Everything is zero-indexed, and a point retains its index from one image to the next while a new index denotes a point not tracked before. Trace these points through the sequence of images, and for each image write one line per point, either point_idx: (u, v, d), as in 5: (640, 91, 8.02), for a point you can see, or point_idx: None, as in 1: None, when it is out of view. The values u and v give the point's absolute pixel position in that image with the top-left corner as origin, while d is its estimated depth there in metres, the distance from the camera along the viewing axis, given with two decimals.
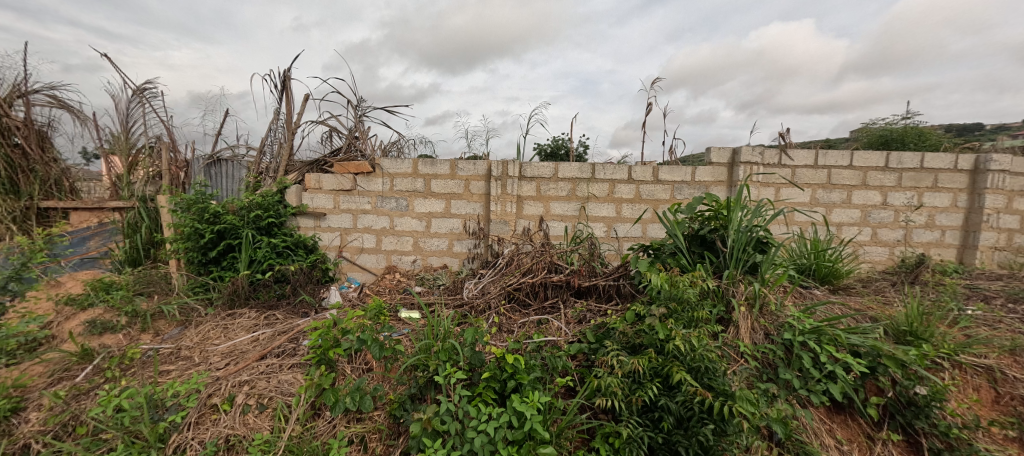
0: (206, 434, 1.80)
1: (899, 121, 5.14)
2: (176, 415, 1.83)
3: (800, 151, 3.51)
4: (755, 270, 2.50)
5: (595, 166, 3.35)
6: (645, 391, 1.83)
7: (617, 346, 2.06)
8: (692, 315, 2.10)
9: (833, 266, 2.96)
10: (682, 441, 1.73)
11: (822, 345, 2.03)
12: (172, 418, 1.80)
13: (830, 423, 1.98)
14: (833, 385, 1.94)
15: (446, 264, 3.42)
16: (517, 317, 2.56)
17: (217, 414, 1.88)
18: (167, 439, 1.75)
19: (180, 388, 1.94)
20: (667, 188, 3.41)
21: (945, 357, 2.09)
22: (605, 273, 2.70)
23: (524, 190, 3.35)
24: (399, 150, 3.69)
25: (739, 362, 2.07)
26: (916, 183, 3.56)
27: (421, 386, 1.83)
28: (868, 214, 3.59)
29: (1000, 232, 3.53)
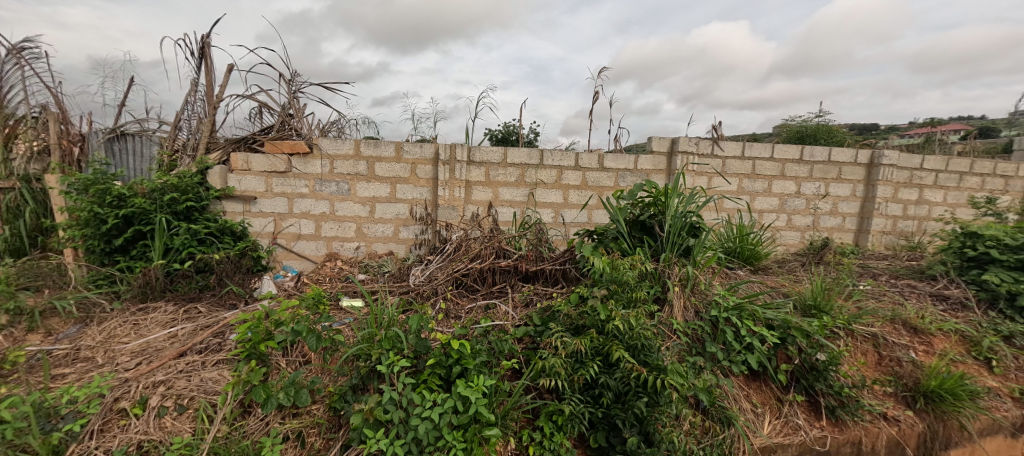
0: (114, 441, 1.65)
1: (815, 119, 5.69)
2: (73, 423, 1.64)
3: (730, 143, 3.78)
4: (689, 253, 2.67)
5: (544, 153, 3.39)
6: (587, 370, 1.94)
7: (561, 328, 2.14)
8: (631, 295, 2.23)
9: (755, 249, 3.27)
10: (620, 414, 1.87)
11: (742, 320, 2.24)
12: (67, 428, 1.61)
13: (747, 389, 2.19)
14: (750, 355, 2.16)
15: (391, 251, 3.33)
16: (466, 303, 2.56)
17: (127, 419, 1.72)
18: (62, 451, 1.58)
19: (78, 394, 1.73)
20: (611, 175, 3.54)
21: (841, 327, 2.39)
22: (552, 258, 2.78)
23: (472, 175, 3.32)
24: (339, 130, 3.50)
25: (672, 339, 2.22)
26: (824, 174, 3.97)
27: (363, 376, 1.78)
28: (785, 202, 3.96)
29: (888, 219, 4.06)
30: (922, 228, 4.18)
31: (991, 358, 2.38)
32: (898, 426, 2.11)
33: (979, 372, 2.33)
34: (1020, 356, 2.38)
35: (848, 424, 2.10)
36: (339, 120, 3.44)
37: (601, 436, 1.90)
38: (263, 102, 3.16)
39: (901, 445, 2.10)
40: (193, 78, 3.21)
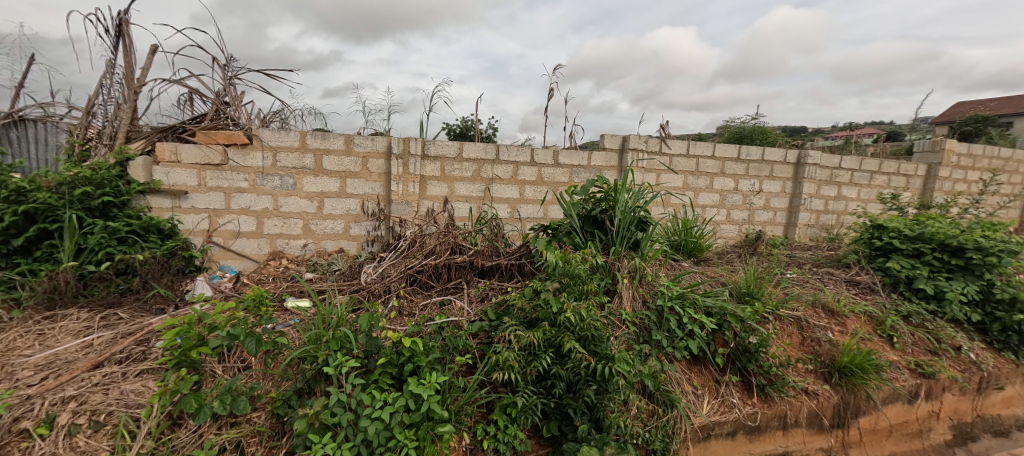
0: None
1: (751, 120, 6.12)
2: None
3: (676, 142, 3.98)
4: (637, 246, 2.81)
5: (499, 148, 3.41)
6: (540, 362, 1.99)
7: (515, 322, 2.18)
8: (582, 288, 2.32)
9: (698, 241, 3.48)
10: (572, 402, 1.94)
11: (684, 308, 2.40)
12: None
13: (689, 373, 2.34)
14: (691, 341, 2.31)
15: (341, 248, 3.23)
16: (420, 299, 2.53)
17: (29, 441, 1.57)
18: None
19: None
20: (566, 171, 3.63)
21: (771, 312, 2.61)
22: (508, 253, 2.82)
23: (427, 170, 3.28)
24: (282, 120, 3.33)
25: (621, 328, 2.32)
26: (759, 172, 4.28)
27: (309, 380, 1.72)
28: (725, 198, 4.23)
29: (812, 213, 4.46)
30: (840, 221, 4.62)
31: (892, 336, 2.69)
32: (818, 399, 2.34)
33: (883, 348, 2.62)
34: (916, 332, 2.70)
35: (775, 400, 2.30)
36: (282, 110, 3.28)
37: (553, 425, 1.97)
38: (194, 87, 2.94)
39: (819, 416, 2.33)
40: (110, 59, 2.93)
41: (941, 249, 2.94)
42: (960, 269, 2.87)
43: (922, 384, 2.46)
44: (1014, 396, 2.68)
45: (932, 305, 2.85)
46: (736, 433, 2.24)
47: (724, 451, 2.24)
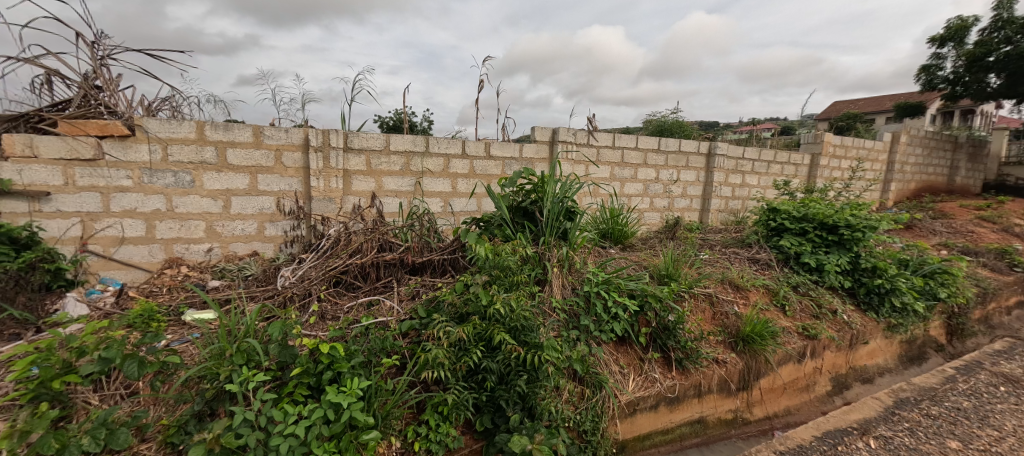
0: None
1: (671, 115, 6.59)
2: None
3: (603, 135, 4.13)
4: (567, 235, 2.89)
5: (429, 140, 3.32)
6: (470, 357, 1.97)
7: (445, 317, 2.14)
8: (513, 279, 2.35)
9: (624, 229, 3.67)
10: (503, 394, 1.95)
11: (609, 293, 2.52)
12: None
13: (616, 354, 2.46)
14: (617, 324, 2.42)
15: (254, 251, 2.95)
16: (346, 301, 2.39)
17: None
18: None
19: None
20: (498, 164, 3.64)
21: (686, 291, 2.82)
22: (441, 248, 2.77)
23: (351, 164, 3.09)
24: (174, 108, 2.95)
25: (551, 316, 2.37)
26: (676, 162, 4.59)
27: (209, 401, 1.55)
28: (648, 187, 4.48)
29: (721, 199, 4.89)
30: (745, 206, 5.11)
31: (785, 304, 3.03)
32: (726, 366, 2.57)
33: (777, 316, 2.95)
34: (803, 300, 3.08)
35: (691, 371, 2.49)
36: (173, 97, 2.90)
37: (486, 419, 1.97)
38: (52, 68, 2.51)
39: (727, 382, 2.57)
40: None
41: (821, 227, 3.39)
42: (835, 244, 3.33)
43: (808, 345, 2.80)
44: (877, 349, 3.14)
45: (814, 275, 3.27)
46: (658, 405, 2.39)
47: (648, 423, 2.38)
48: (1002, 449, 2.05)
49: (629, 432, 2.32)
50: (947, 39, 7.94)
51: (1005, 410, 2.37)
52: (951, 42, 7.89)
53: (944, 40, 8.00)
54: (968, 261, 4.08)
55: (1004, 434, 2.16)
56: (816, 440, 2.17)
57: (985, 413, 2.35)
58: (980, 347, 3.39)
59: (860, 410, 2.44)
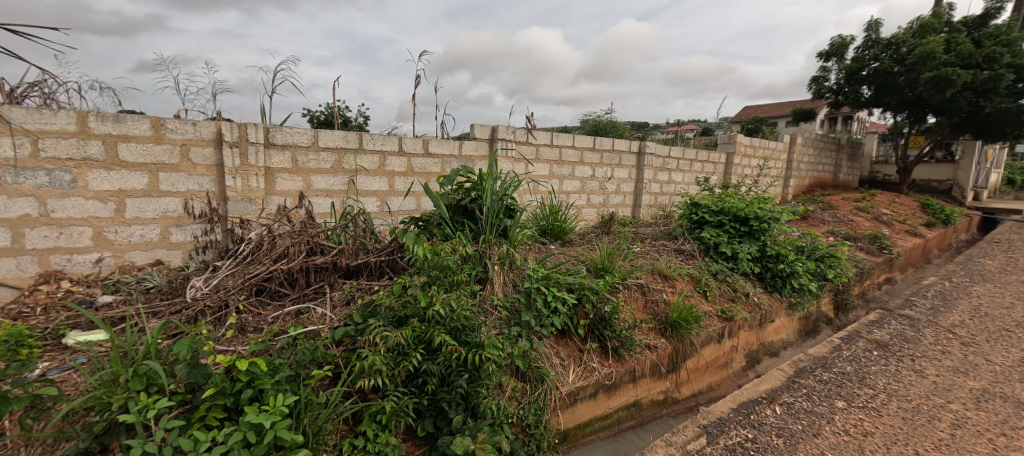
0: None
1: (605, 115, 6.86)
2: None
3: (541, 133, 4.17)
4: (507, 233, 2.89)
5: (362, 136, 3.16)
6: (410, 360, 1.90)
7: (383, 322, 2.04)
8: (452, 279, 2.32)
9: (563, 225, 3.74)
10: (445, 396, 1.90)
11: (549, 288, 2.56)
12: None
13: (557, 347, 2.50)
14: (556, 318, 2.46)
15: (158, 260, 2.63)
16: (271, 311, 2.20)
17: None
18: None
19: None
20: (436, 161, 3.56)
21: (620, 282, 2.94)
22: (378, 249, 2.64)
23: (273, 161, 2.85)
24: (46, 95, 2.54)
25: (492, 314, 2.36)
26: (611, 161, 4.77)
27: (100, 435, 1.35)
28: (585, 185, 4.61)
29: (651, 195, 5.17)
30: (672, 201, 5.44)
31: (706, 290, 3.26)
32: (657, 351, 2.71)
33: (701, 301, 3.17)
34: (721, 285, 3.34)
35: (626, 358, 2.59)
36: (46, 82, 2.50)
37: (428, 423, 1.91)
38: None
39: (658, 365, 2.71)
40: None
41: (735, 219, 3.74)
42: (747, 234, 3.68)
43: (727, 326, 3.02)
44: (781, 326, 3.47)
45: (731, 263, 3.57)
46: (597, 393, 2.46)
47: (588, 411, 2.45)
48: (876, 405, 2.38)
49: (570, 421, 2.36)
50: (830, 54, 8.99)
51: (879, 371, 2.73)
52: (834, 57, 8.93)
53: (828, 55, 9.04)
54: (850, 246, 4.67)
55: (878, 392, 2.50)
56: (732, 411, 2.34)
57: (864, 375, 2.69)
58: (859, 318, 3.88)
59: (768, 380, 2.64)
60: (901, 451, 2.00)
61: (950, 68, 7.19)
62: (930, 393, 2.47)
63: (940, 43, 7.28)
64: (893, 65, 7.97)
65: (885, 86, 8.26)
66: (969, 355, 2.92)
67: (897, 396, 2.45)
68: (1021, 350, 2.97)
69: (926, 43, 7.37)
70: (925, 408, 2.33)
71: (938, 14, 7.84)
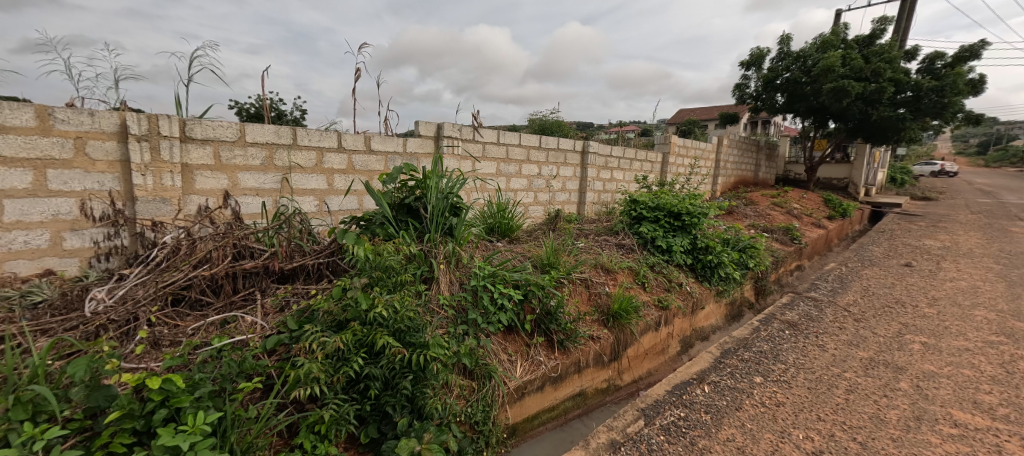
0: None
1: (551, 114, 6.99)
2: None
3: (488, 131, 4.16)
4: (453, 231, 2.85)
5: (296, 132, 2.97)
6: (351, 365, 1.82)
7: (320, 327, 1.93)
8: (396, 279, 2.25)
9: (510, 222, 3.75)
10: (389, 400, 1.84)
11: (496, 286, 2.56)
12: None
13: (505, 343, 2.50)
14: (503, 314, 2.46)
15: (49, 270, 2.31)
16: (191, 322, 2.00)
17: None
18: None
19: None
20: (379, 158, 3.44)
21: (565, 277, 3.01)
22: (315, 251, 2.50)
23: (192, 157, 2.60)
24: None
25: (438, 314, 2.32)
26: (556, 159, 4.85)
27: None
28: (531, 182, 4.65)
29: (595, 192, 5.33)
30: (614, 198, 5.65)
31: (645, 282, 3.42)
32: (600, 342, 2.80)
33: (640, 292, 3.32)
34: (658, 277, 3.52)
35: (571, 350, 2.65)
36: None
37: (372, 428, 1.84)
38: None
39: (602, 355, 2.80)
40: None
41: (669, 215, 4.00)
42: (680, 229, 3.94)
43: (663, 315, 3.19)
44: (711, 312, 3.72)
45: (666, 255, 3.77)
46: (544, 386, 2.50)
47: (535, 404, 2.48)
48: (787, 378, 2.61)
49: (518, 415, 2.38)
50: (750, 64, 9.76)
51: (789, 348, 3.01)
52: (753, 67, 9.71)
53: (749, 64, 9.81)
54: (767, 237, 5.11)
55: (789, 366, 2.75)
56: (666, 393, 2.48)
57: (777, 352, 2.95)
58: (776, 302, 4.25)
59: (698, 362, 2.82)
60: (806, 417, 2.22)
61: (846, 80, 8.07)
62: (829, 364, 2.76)
63: (838, 58, 8.15)
64: (801, 76, 8.82)
65: (795, 95, 9.13)
66: (860, 329, 3.30)
67: (804, 369, 2.71)
68: (899, 323, 3.40)
69: (827, 58, 8.23)
70: (825, 377, 2.60)
71: (837, 32, 8.75)
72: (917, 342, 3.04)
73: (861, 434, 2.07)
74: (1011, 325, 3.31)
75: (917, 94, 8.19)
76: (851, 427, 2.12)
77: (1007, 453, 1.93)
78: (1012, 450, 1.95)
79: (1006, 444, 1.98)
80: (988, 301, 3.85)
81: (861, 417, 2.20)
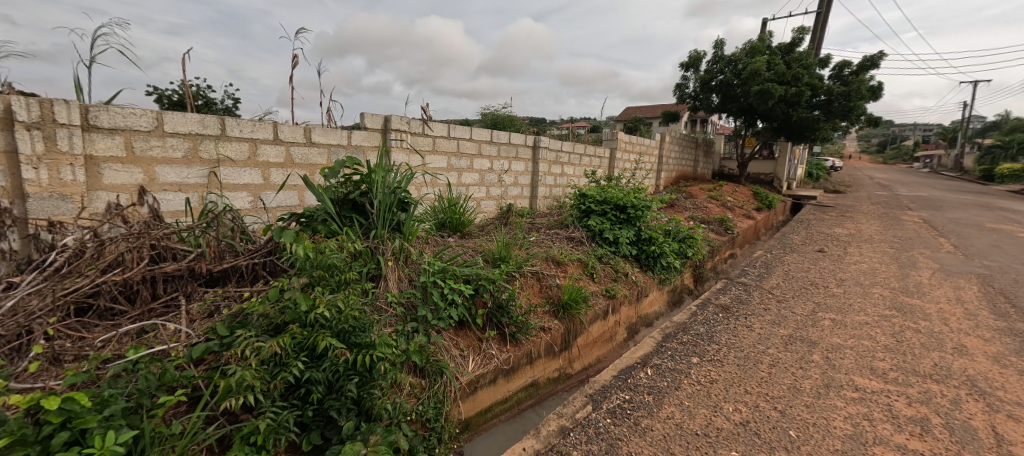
0: None
1: (503, 109, 6.98)
2: None
3: (438, 124, 4.07)
4: (401, 227, 2.76)
5: (225, 122, 2.74)
6: (290, 370, 1.71)
7: (255, 332, 1.80)
8: (340, 278, 2.15)
9: (462, 217, 3.71)
10: (334, 404, 1.75)
11: (446, 281, 2.52)
12: None
13: (456, 338, 2.47)
14: (453, 309, 2.42)
15: None
16: (99, 333, 1.80)
17: None
18: None
19: None
20: (321, 151, 3.27)
21: (516, 271, 3.02)
22: (250, 251, 2.33)
23: (98, 148, 2.33)
24: None
25: (386, 312, 2.25)
26: (508, 153, 4.85)
27: None
28: (483, 177, 4.62)
29: (546, 187, 5.40)
30: (565, 192, 5.75)
31: (593, 273, 3.51)
32: (551, 332, 2.84)
33: (588, 283, 3.40)
34: (606, 268, 3.63)
35: (523, 342, 2.68)
36: None
37: (315, 434, 1.75)
38: None
39: (553, 345, 2.84)
40: None
41: (616, 208, 4.14)
42: (626, 221, 4.09)
43: (610, 303, 3.30)
44: (655, 299, 3.89)
45: (613, 247, 3.90)
46: (496, 379, 2.50)
47: (488, 397, 2.48)
48: (720, 357, 2.79)
49: (471, 409, 2.37)
50: (689, 65, 10.28)
51: (722, 329, 3.22)
52: (692, 68, 10.23)
53: (687, 66, 10.34)
54: (704, 228, 5.43)
55: (722, 346, 2.94)
56: (613, 378, 2.57)
57: (712, 334, 3.15)
58: (712, 287, 4.54)
59: (642, 347, 2.95)
60: (735, 391, 2.38)
61: (770, 83, 8.73)
62: (755, 342, 2.99)
63: (764, 63, 8.80)
64: (733, 78, 9.45)
65: (729, 96, 9.75)
66: (781, 309, 3.60)
67: (734, 348, 2.91)
68: (813, 302, 3.75)
69: (755, 62, 8.84)
70: (752, 355, 2.80)
71: (763, 39, 9.42)
72: (828, 319, 3.37)
73: (781, 403, 2.25)
74: (902, 301, 3.75)
75: (829, 98, 9.02)
76: (772, 398, 2.31)
77: (896, 410, 2.18)
78: (900, 408, 2.21)
79: (895, 403, 2.24)
80: (884, 280, 4.33)
81: (781, 388, 2.40)
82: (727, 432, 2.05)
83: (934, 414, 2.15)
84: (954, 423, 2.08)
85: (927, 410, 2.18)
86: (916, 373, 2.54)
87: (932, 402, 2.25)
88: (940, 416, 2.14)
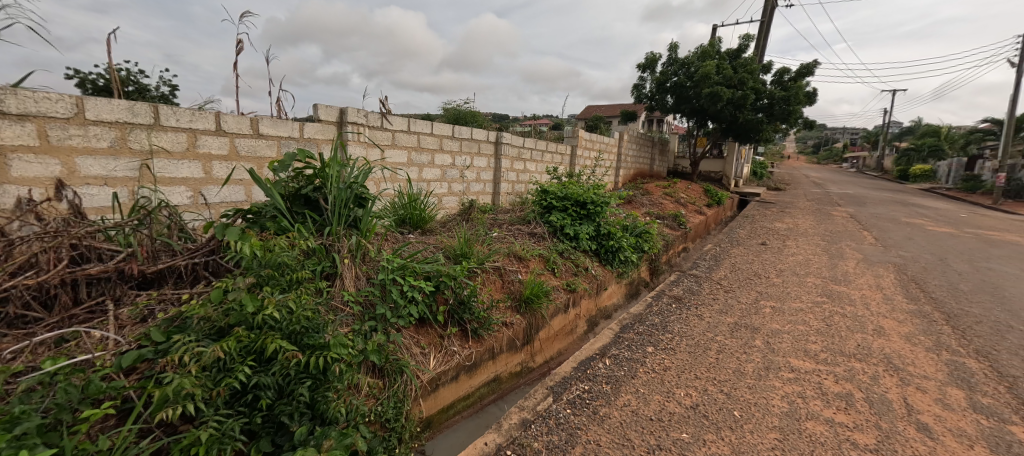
0: None
1: (464, 104, 6.90)
2: None
3: (397, 118, 3.95)
4: (358, 223, 2.66)
5: (160, 110, 2.53)
6: (235, 375, 1.61)
7: (195, 336, 1.68)
8: (291, 278, 2.04)
9: (422, 213, 3.63)
10: (285, 409, 1.66)
11: (405, 278, 2.45)
12: None
13: (417, 336, 2.42)
14: (413, 307, 2.37)
15: None
16: (8, 344, 1.61)
17: None
18: None
19: None
20: (270, 144, 3.09)
21: (478, 266, 3.00)
22: (189, 251, 2.17)
23: (4, 135, 2.09)
24: None
25: (342, 311, 2.16)
26: (470, 149, 4.80)
27: None
28: (445, 173, 4.55)
29: (508, 183, 5.39)
30: (527, 188, 5.77)
31: (555, 268, 3.55)
32: (513, 327, 2.85)
33: (550, 277, 3.43)
34: (567, 263, 3.67)
35: (485, 337, 2.66)
36: None
37: (265, 442, 1.65)
38: None
39: (515, 340, 2.85)
40: None
41: (576, 204, 4.21)
42: (586, 217, 4.16)
43: (571, 297, 3.34)
44: (613, 292, 3.99)
45: (573, 242, 3.96)
46: (458, 375, 2.47)
47: (451, 393, 2.45)
48: (673, 345, 2.90)
49: (433, 406, 2.33)
50: (645, 67, 10.58)
51: (675, 319, 3.35)
52: (648, 69, 10.52)
53: (644, 67, 10.63)
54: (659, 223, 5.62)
55: (675, 335, 3.06)
56: (573, 369, 2.60)
57: (666, 324, 3.27)
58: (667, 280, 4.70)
59: (600, 339, 3.02)
60: (686, 377, 2.48)
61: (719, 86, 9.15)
62: (705, 330, 3.13)
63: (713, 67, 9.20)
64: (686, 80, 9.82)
65: (682, 97, 10.12)
66: (729, 299, 3.79)
67: (686, 336, 3.04)
68: (756, 291, 3.98)
69: (705, 66, 9.22)
70: (702, 342, 2.93)
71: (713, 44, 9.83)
72: (770, 307, 3.58)
73: (727, 386, 2.37)
74: (832, 288, 4.06)
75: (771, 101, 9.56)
76: (719, 381, 2.43)
77: (825, 388, 2.36)
78: (829, 385, 2.38)
79: (824, 381, 2.42)
80: (818, 270, 4.67)
81: (727, 372, 2.52)
82: (679, 416, 2.13)
83: (857, 389, 2.34)
84: (874, 397, 2.27)
85: (852, 386, 2.37)
86: (843, 352, 2.76)
87: (856, 379, 2.44)
88: (862, 391, 2.33)
